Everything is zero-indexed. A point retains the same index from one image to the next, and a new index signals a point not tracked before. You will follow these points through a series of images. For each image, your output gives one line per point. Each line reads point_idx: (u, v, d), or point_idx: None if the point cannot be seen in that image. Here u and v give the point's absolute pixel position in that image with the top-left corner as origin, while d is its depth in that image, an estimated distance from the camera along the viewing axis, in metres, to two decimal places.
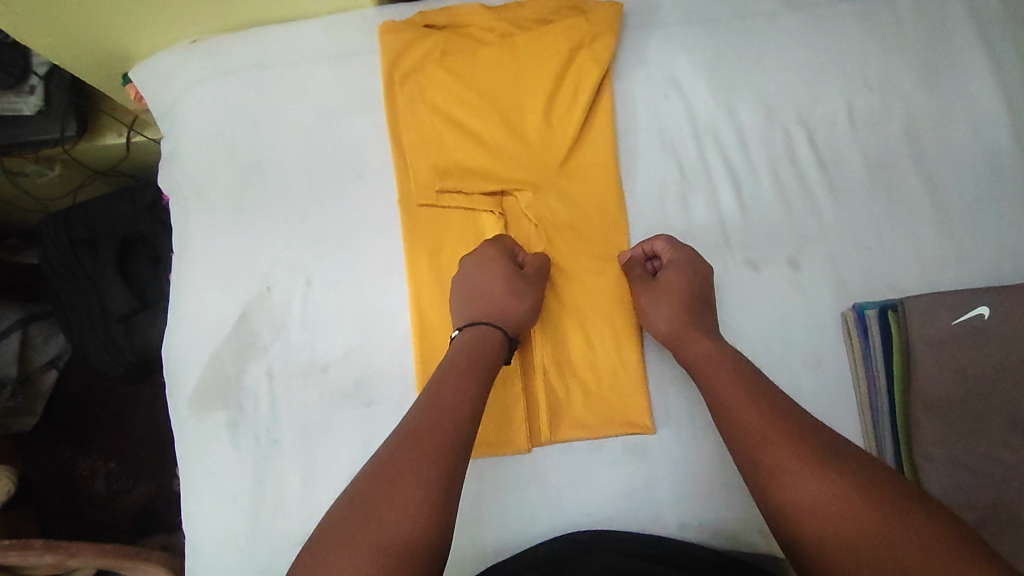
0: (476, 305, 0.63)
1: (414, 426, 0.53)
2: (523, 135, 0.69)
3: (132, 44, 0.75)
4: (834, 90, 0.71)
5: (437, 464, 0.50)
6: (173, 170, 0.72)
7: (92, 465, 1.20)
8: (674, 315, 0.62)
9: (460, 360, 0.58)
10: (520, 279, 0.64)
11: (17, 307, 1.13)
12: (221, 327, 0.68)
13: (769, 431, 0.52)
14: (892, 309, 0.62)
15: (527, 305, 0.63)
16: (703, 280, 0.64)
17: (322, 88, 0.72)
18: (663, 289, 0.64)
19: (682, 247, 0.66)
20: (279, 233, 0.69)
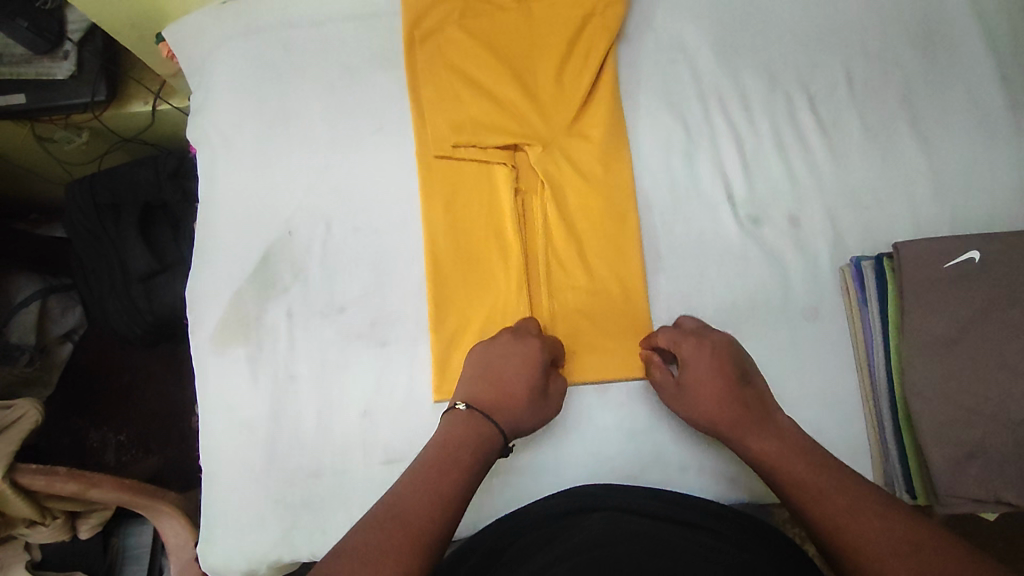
0: (492, 396, 0.61)
1: (399, 514, 0.49)
2: (534, 96, 0.72)
3: (165, 5, 0.78)
4: (834, 58, 0.74)
5: (447, 502, 0.51)
6: (202, 122, 0.76)
7: (104, 436, 1.23)
8: (716, 405, 0.61)
9: (466, 459, 0.55)
10: (541, 397, 0.62)
11: (36, 279, 1.18)
12: (244, 269, 0.71)
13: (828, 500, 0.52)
14: (887, 257, 0.66)
15: (534, 419, 0.62)
16: (732, 368, 0.62)
17: (346, 49, 0.75)
18: (695, 401, 0.62)
19: (687, 338, 0.64)
20: (299, 182, 0.72)
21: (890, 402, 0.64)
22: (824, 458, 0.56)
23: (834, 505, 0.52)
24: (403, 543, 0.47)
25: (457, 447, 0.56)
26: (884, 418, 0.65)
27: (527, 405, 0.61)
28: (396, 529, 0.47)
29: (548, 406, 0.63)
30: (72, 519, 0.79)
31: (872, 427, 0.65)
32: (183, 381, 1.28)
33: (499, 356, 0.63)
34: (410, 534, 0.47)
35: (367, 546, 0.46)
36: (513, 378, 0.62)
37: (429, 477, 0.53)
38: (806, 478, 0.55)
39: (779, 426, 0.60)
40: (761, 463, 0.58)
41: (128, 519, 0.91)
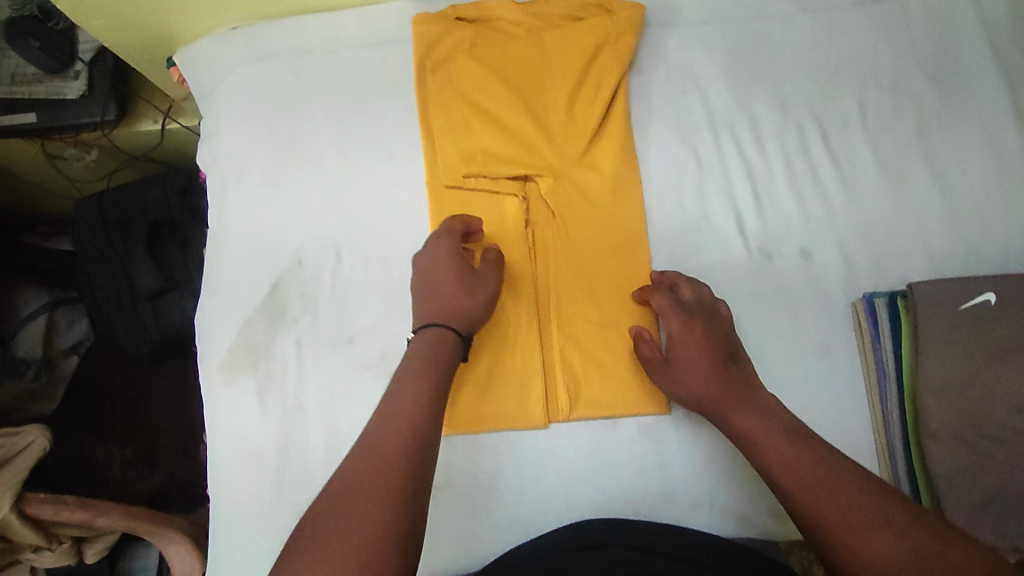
0: (432, 302, 0.63)
1: (370, 443, 0.52)
2: (545, 127, 0.72)
3: (176, 30, 0.78)
4: (847, 90, 0.74)
5: (416, 418, 0.54)
6: (212, 149, 0.76)
7: (109, 451, 1.23)
8: (703, 381, 0.62)
9: (428, 377, 0.57)
10: (469, 277, 0.64)
11: (43, 292, 1.17)
12: (254, 299, 0.71)
13: (801, 470, 0.54)
14: (901, 296, 0.66)
15: (478, 300, 0.64)
16: (719, 341, 0.63)
17: (358, 76, 0.75)
18: (680, 370, 0.63)
19: (682, 312, 0.65)
20: (310, 210, 0.72)
21: (903, 442, 0.64)
22: (801, 433, 0.57)
23: (808, 477, 0.53)
24: (380, 467, 0.50)
25: (411, 361, 0.58)
26: (896, 458, 0.65)
27: (462, 292, 0.63)
28: (368, 458, 0.50)
29: (487, 283, 0.65)
30: (79, 544, 0.78)
31: (885, 468, 0.65)
32: (187, 397, 1.28)
33: (426, 263, 0.65)
34: (382, 462, 0.50)
35: (343, 486, 0.49)
36: (441, 278, 0.64)
37: (396, 388, 0.56)
38: (783, 451, 0.55)
39: (762, 402, 0.60)
40: (741, 439, 0.58)
41: (134, 542, 0.90)
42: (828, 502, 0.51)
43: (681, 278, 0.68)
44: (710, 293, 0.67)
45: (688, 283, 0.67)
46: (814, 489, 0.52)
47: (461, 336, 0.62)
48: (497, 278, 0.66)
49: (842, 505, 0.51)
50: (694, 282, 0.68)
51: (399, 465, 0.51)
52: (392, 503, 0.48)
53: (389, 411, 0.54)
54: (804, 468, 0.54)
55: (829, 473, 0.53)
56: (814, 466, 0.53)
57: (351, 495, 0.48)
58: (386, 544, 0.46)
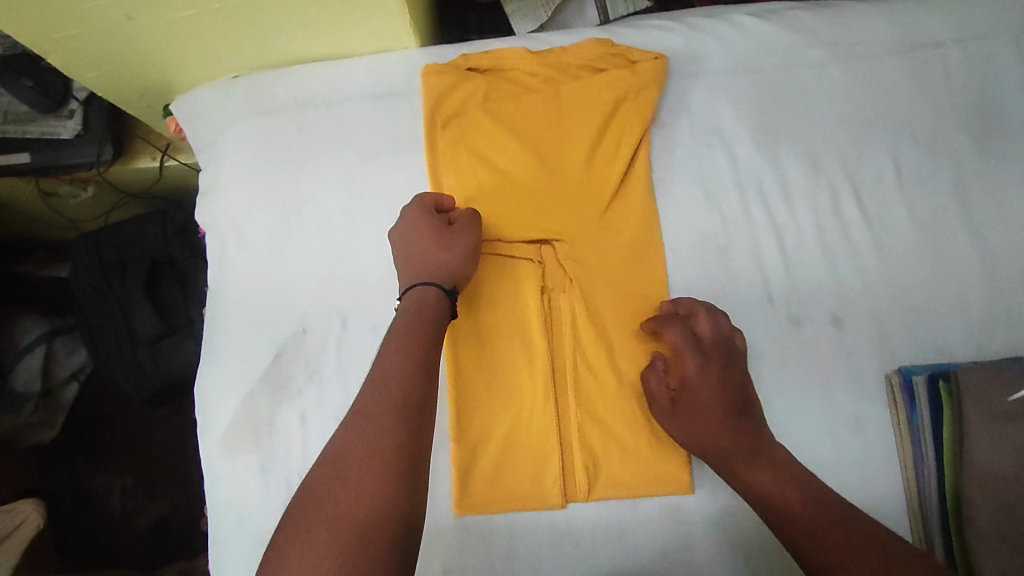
0: (410, 264, 0.62)
1: (362, 407, 0.51)
2: (562, 186, 0.68)
3: (173, 79, 0.74)
4: (881, 146, 0.70)
5: (412, 378, 0.53)
6: (211, 206, 0.72)
7: (109, 480, 1.20)
8: (714, 432, 0.58)
9: (416, 334, 0.56)
10: (445, 233, 0.63)
11: (42, 320, 1.13)
12: (257, 368, 0.68)
13: (811, 520, 0.51)
14: (943, 379, 0.61)
15: (456, 253, 0.62)
16: (735, 383, 0.60)
17: (365, 130, 0.71)
18: (689, 414, 0.60)
19: (699, 352, 0.61)
20: (314, 274, 0.69)
21: (943, 539, 0.59)
22: (821, 492, 0.53)
23: (814, 522, 0.50)
24: (377, 430, 0.49)
25: (394, 323, 0.57)
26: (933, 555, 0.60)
27: (440, 249, 0.62)
28: (361, 421, 0.50)
29: (465, 238, 0.63)
30: None
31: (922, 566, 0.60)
32: (184, 422, 1.25)
33: (401, 227, 0.64)
34: (376, 422, 0.49)
35: (338, 449, 0.48)
36: (417, 241, 0.62)
37: (393, 343, 0.55)
38: (790, 497, 0.53)
39: (776, 456, 0.56)
40: (752, 495, 0.55)
41: None
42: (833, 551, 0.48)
43: (699, 308, 0.64)
44: (728, 324, 0.63)
45: (706, 315, 0.63)
46: (826, 537, 0.49)
47: (446, 291, 0.60)
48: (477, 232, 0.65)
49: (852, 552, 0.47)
50: (711, 314, 0.63)
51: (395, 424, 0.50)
52: (388, 463, 0.48)
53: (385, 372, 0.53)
54: (817, 519, 0.51)
55: (831, 511, 0.51)
56: (828, 521, 0.50)
57: (346, 460, 0.48)
58: (383, 506, 0.46)
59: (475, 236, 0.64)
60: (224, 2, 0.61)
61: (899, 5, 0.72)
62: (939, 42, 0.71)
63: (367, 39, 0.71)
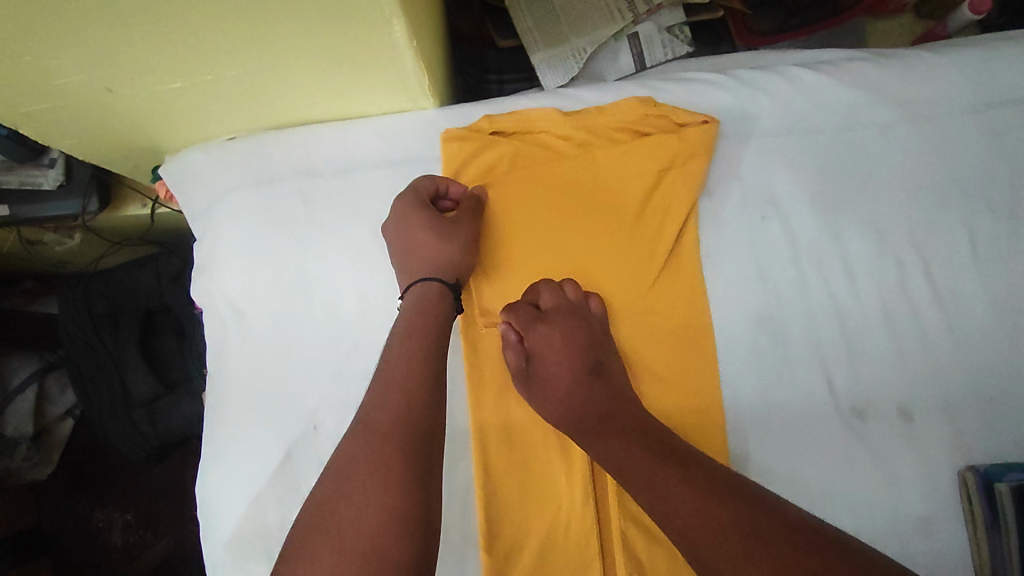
0: (410, 259, 0.59)
1: (367, 419, 0.49)
2: (597, 263, 0.62)
3: (163, 142, 0.67)
4: (954, 215, 0.62)
5: (420, 384, 0.51)
6: (208, 285, 0.65)
7: (109, 516, 1.13)
8: (570, 405, 0.56)
9: (421, 340, 0.54)
10: (443, 221, 0.59)
11: (32, 357, 1.04)
12: (264, 468, 0.61)
13: (669, 485, 0.49)
14: None
15: (457, 242, 0.59)
16: (582, 350, 0.58)
17: (378, 200, 0.63)
18: (543, 388, 0.57)
19: (537, 321, 0.59)
20: (324, 364, 0.62)
21: None
22: (685, 457, 0.51)
23: (669, 485, 0.49)
24: (381, 440, 0.48)
25: (395, 327, 0.55)
26: None
27: (438, 237, 0.58)
28: (366, 434, 0.48)
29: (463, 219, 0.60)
30: None
31: None
32: (186, 455, 1.16)
33: (392, 216, 0.60)
34: (381, 434, 0.48)
35: (342, 465, 0.47)
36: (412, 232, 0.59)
37: (398, 347, 0.53)
38: (644, 463, 0.51)
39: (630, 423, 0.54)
40: (611, 470, 0.53)
41: None
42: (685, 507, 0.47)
43: (542, 283, 0.61)
44: (573, 289, 0.60)
45: (548, 287, 0.60)
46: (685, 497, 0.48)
47: (449, 286, 0.58)
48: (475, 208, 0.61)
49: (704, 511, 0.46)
50: (554, 284, 0.61)
51: (404, 434, 0.49)
52: (395, 475, 0.46)
53: (390, 378, 0.52)
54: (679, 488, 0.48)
55: (693, 473, 0.49)
56: (684, 485, 0.48)
57: (352, 475, 0.46)
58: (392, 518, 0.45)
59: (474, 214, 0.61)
60: (217, 75, 0.54)
61: (973, 57, 0.65)
62: (1019, 99, 0.64)
63: (380, 102, 0.63)
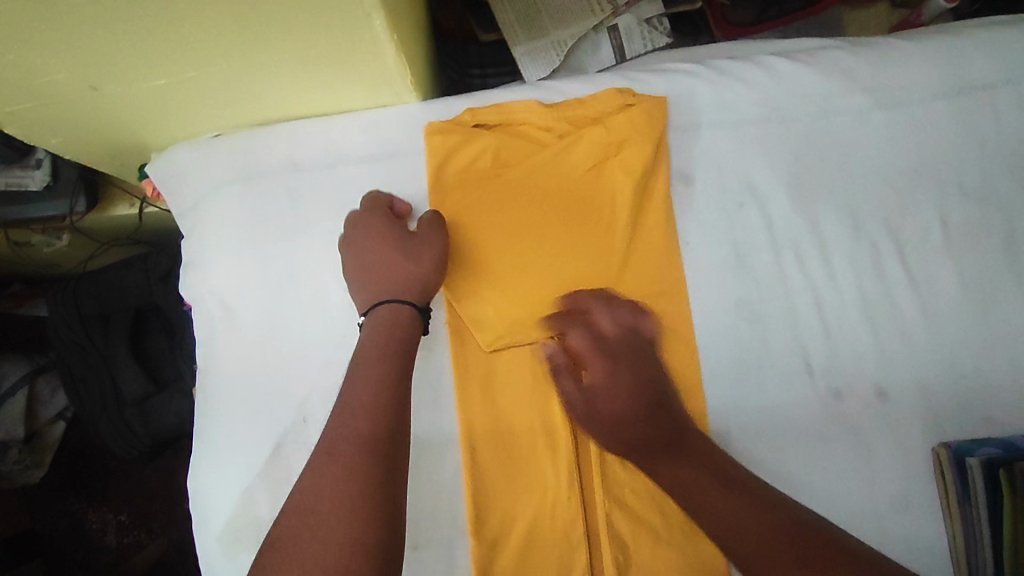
0: (375, 280, 0.58)
1: (327, 448, 0.48)
2: (581, 251, 0.63)
3: (150, 139, 0.68)
4: (926, 199, 0.64)
5: (382, 409, 0.50)
6: (196, 281, 0.66)
7: (103, 517, 1.14)
8: (632, 431, 0.55)
9: (384, 367, 0.53)
10: (411, 244, 0.59)
11: (23, 360, 1.04)
12: (255, 460, 0.62)
13: (734, 506, 0.49)
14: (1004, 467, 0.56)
15: (426, 264, 0.59)
16: (647, 376, 0.57)
17: (363, 194, 0.64)
18: (602, 414, 0.56)
19: (603, 349, 0.57)
20: (313, 356, 0.63)
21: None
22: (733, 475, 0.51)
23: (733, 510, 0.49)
24: (342, 470, 0.46)
25: (362, 348, 0.54)
26: None
27: (409, 262, 0.58)
28: (324, 469, 0.47)
29: (432, 249, 0.59)
30: None
31: None
32: (180, 453, 1.17)
33: (362, 235, 0.60)
34: (352, 474, 0.46)
35: (300, 501, 0.45)
36: (375, 259, 0.58)
37: (358, 373, 0.52)
38: (711, 485, 0.51)
39: (692, 444, 0.54)
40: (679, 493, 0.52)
41: None
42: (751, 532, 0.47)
43: (595, 304, 0.59)
44: (630, 313, 0.59)
45: (605, 312, 0.59)
46: (745, 519, 0.48)
47: (418, 309, 0.57)
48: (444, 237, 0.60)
49: (761, 532, 0.47)
50: (611, 305, 0.59)
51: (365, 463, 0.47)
52: (359, 507, 0.45)
53: (349, 406, 0.50)
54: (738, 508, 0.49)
55: (742, 492, 0.50)
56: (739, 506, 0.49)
57: (311, 510, 0.45)
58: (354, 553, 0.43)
59: (445, 241, 0.60)
60: (201, 71, 0.55)
61: (944, 44, 0.66)
62: (988, 84, 0.65)
63: (364, 97, 0.64)
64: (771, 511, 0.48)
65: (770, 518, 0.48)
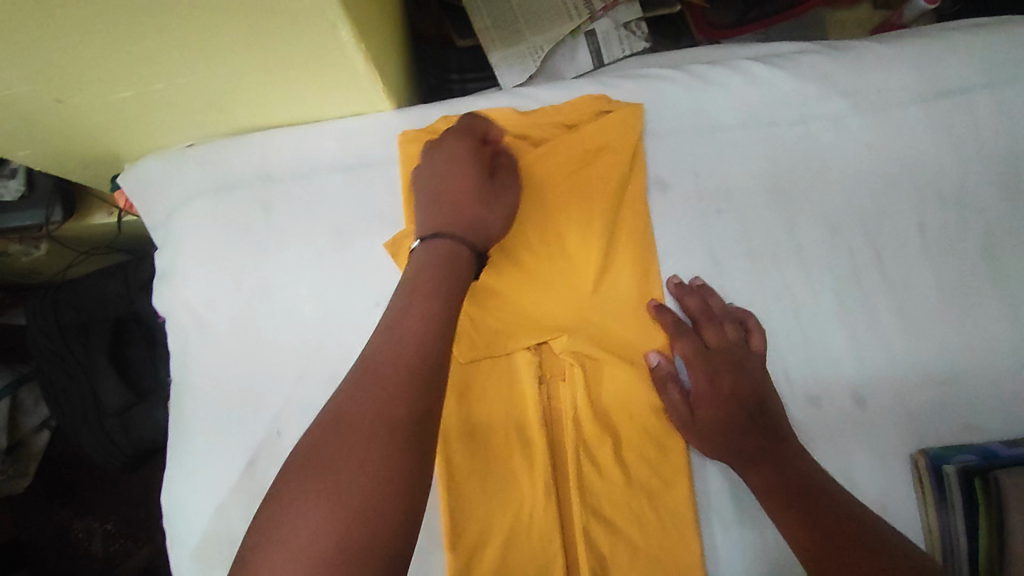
0: (445, 211, 0.54)
1: (367, 368, 0.43)
2: (558, 262, 0.63)
3: (121, 151, 0.67)
4: (904, 204, 0.64)
5: (432, 338, 0.45)
6: (169, 293, 0.65)
7: (88, 526, 1.13)
8: (718, 441, 0.59)
9: (435, 295, 0.48)
10: (490, 189, 0.57)
11: (5, 370, 1.02)
12: (230, 474, 0.61)
13: (806, 509, 0.54)
14: (981, 476, 0.55)
15: (499, 213, 0.57)
16: (742, 388, 0.59)
17: (337, 205, 0.64)
18: (699, 423, 0.59)
19: (718, 362, 0.60)
20: (288, 369, 0.62)
21: None
22: (806, 482, 0.55)
23: (814, 515, 0.53)
24: (385, 396, 0.41)
25: (413, 272, 0.49)
26: None
27: (483, 207, 0.56)
28: (364, 390, 0.42)
29: (505, 199, 0.58)
30: None
31: None
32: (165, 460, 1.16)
33: (437, 161, 0.57)
34: (363, 449, 0.39)
35: (334, 418, 0.41)
36: (452, 190, 0.55)
37: (406, 298, 0.47)
38: (784, 488, 0.55)
39: (780, 453, 0.57)
40: (761, 496, 0.56)
41: None
42: (823, 532, 0.52)
43: (704, 317, 0.61)
44: (735, 332, 0.61)
45: (711, 325, 0.61)
46: (821, 521, 0.53)
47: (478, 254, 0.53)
48: (516, 192, 0.59)
49: (836, 534, 0.52)
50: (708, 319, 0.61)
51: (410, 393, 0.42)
52: (400, 440, 0.40)
53: (393, 331, 0.45)
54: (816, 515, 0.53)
55: (816, 499, 0.54)
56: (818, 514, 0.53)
57: (345, 432, 0.40)
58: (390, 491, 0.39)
59: (518, 193, 0.59)
60: (167, 83, 0.54)
61: (922, 48, 0.66)
62: (966, 89, 0.65)
63: (337, 105, 0.63)
64: (843, 518, 0.52)
65: (844, 521, 0.52)
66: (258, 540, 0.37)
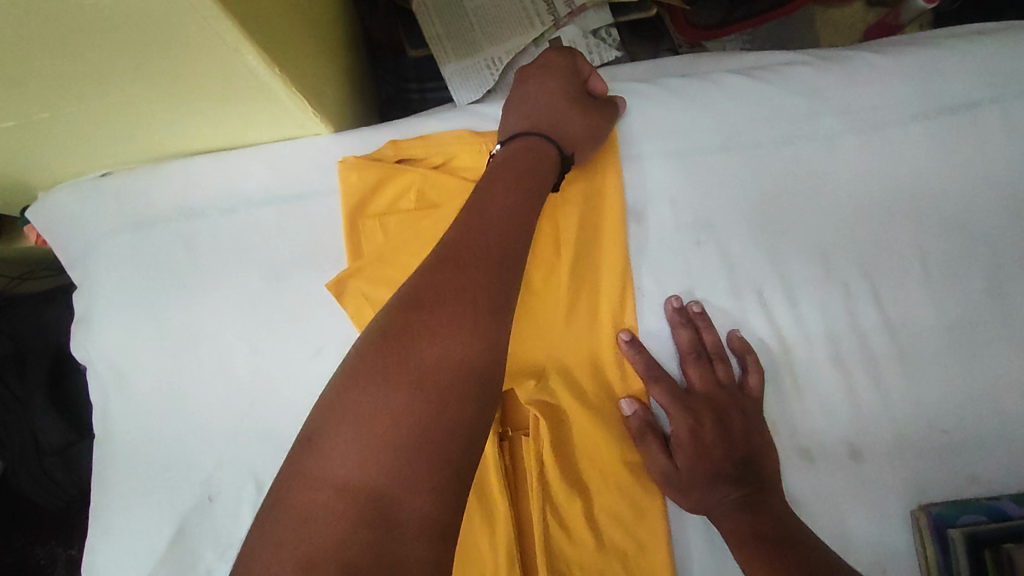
0: (532, 116, 0.54)
1: (451, 252, 0.43)
2: (523, 300, 0.55)
3: (28, 181, 0.59)
4: (903, 232, 0.57)
5: (512, 234, 0.46)
6: (85, 341, 0.58)
7: (50, 552, 0.95)
8: (694, 493, 0.53)
9: (521, 190, 0.49)
10: (586, 102, 0.55)
11: None
12: (153, 546, 0.54)
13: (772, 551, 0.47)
14: (989, 546, 0.51)
15: (590, 125, 0.55)
16: (728, 437, 0.54)
17: (273, 241, 0.57)
18: (678, 474, 0.54)
19: (697, 407, 0.55)
20: (221, 425, 0.56)
21: None
22: (782, 530, 0.49)
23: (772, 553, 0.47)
24: (473, 278, 0.42)
25: (501, 163, 0.51)
26: None
27: (571, 115, 0.54)
28: (449, 271, 0.42)
29: (599, 114, 0.55)
30: None
31: None
32: None
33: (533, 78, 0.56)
34: (448, 324, 0.40)
35: (419, 294, 0.41)
36: (537, 101, 0.55)
37: (492, 190, 0.48)
38: (755, 530, 0.49)
39: (760, 501, 0.51)
40: (731, 540, 0.50)
41: None
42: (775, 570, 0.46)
43: (689, 354, 0.56)
44: (725, 373, 0.56)
45: (698, 364, 0.56)
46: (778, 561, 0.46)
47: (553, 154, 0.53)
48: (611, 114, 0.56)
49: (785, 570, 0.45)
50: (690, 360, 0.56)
51: (494, 283, 0.43)
52: (484, 326, 0.41)
53: (476, 221, 0.46)
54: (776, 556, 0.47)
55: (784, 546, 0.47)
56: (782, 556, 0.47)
57: (429, 306, 0.40)
58: (473, 370, 0.39)
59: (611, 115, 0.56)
60: (57, 112, 0.46)
61: (922, 59, 0.59)
62: (970, 104, 0.59)
63: (267, 129, 0.56)
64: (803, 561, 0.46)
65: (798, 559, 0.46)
66: (340, 398, 0.36)
